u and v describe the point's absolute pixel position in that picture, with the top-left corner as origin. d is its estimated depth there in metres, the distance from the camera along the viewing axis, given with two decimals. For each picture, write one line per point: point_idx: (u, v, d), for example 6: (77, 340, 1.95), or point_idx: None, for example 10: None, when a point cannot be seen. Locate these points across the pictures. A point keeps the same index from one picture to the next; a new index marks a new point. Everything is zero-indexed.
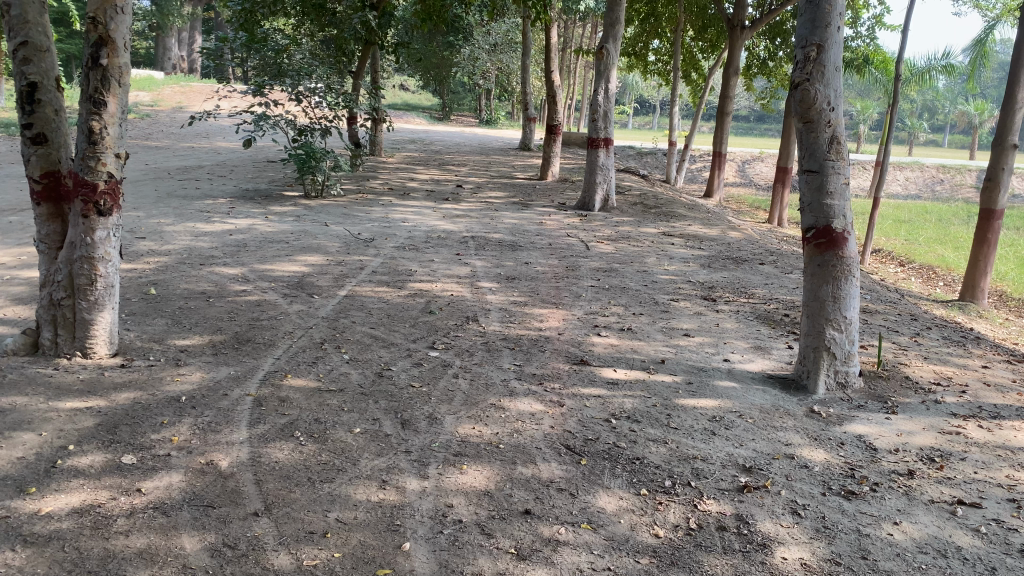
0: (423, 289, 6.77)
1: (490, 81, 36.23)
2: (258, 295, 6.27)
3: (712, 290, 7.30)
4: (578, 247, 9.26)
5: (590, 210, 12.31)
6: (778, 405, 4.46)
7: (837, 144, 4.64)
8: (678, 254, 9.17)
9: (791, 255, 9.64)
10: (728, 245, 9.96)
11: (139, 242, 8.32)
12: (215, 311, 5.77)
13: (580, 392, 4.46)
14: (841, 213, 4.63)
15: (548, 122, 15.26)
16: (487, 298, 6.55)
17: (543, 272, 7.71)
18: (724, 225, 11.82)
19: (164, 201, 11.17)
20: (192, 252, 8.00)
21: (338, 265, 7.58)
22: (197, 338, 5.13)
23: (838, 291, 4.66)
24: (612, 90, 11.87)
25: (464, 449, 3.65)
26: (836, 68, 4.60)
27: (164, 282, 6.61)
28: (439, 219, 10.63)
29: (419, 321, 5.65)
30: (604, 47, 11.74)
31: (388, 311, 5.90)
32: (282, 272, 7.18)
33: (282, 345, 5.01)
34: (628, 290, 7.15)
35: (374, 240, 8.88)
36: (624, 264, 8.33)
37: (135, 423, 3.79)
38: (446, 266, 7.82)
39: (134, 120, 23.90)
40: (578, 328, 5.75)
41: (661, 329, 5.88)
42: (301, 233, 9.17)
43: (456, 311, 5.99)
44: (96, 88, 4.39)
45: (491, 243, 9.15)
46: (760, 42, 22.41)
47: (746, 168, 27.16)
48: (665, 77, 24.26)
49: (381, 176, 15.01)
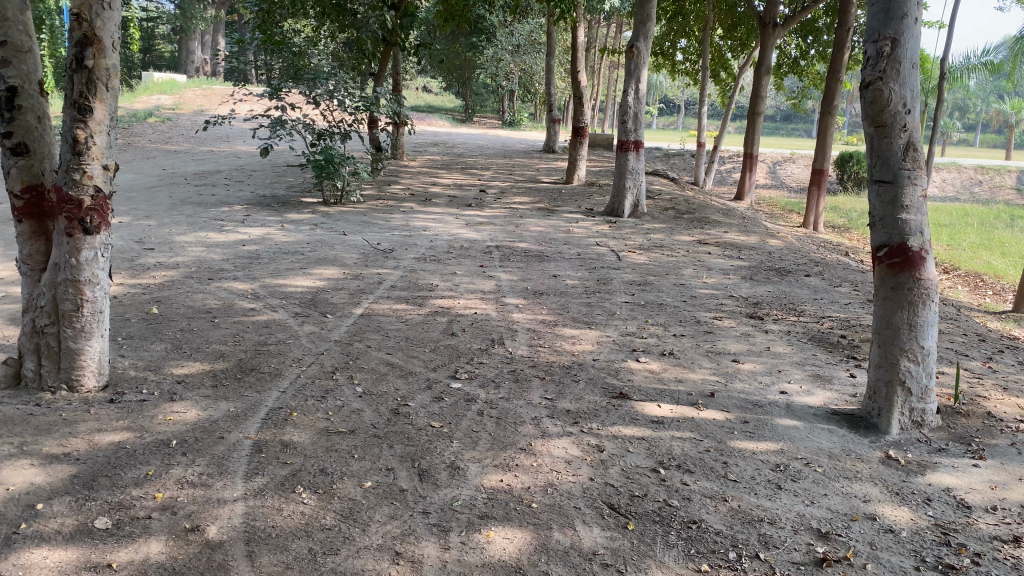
0: (444, 306, 6.28)
1: (514, 83, 35.74)
2: (267, 314, 5.80)
3: (757, 306, 6.75)
4: (608, 257, 8.74)
5: (620, 216, 11.77)
6: (848, 450, 3.91)
7: (913, 151, 4.08)
8: (717, 264, 8.62)
9: (835, 265, 9.07)
10: (768, 254, 9.39)
11: (147, 254, 7.92)
12: (219, 333, 5.29)
13: (621, 432, 3.94)
14: (918, 229, 4.08)
15: (574, 124, 14.74)
16: (514, 317, 6.04)
17: (573, 286, 7.20)
18: (761, 232, 11.25)
19: (178, 208, 10.79)
20: (202, 264, 7.57)
21: (355, 279, 7.11)
22: (197, 368, 4.64)
23: (914, 318, 4.11)
24: (642, 90, 11.35)
25: (491, 509, 3.15)
26: (914, 65, 4.05)
27: (168, 300, 6.17)
28: (462, 227, 10.15)
29: (440, 346, 5.14)
30: (634, 45, 11.22)
31: (407, 333, 5.40)
32: (295, 287, 6.71)
33: (288, 376, 4.52)
34: (666, 307, 6.62)
35: (393, 251, 8.42)
36: (660, 277, 7.80)
37: (117, 474, 3.32)
38: (469, 279, 7.33)
39: (155, 124, 23.72)
40: (614, 353, 5.22)
41: (706, 353, 5.33)
42: (318, 243, 8.73)
43: (481, 333, 5.48)
44: (81, 93, 3.93)
45: (517, 254, 8.65)
46: (792, 40, 21.77)
47: (777, 169, 26.48)
48: (693, 77, 23.65)
49: (403, 181, 14.59)
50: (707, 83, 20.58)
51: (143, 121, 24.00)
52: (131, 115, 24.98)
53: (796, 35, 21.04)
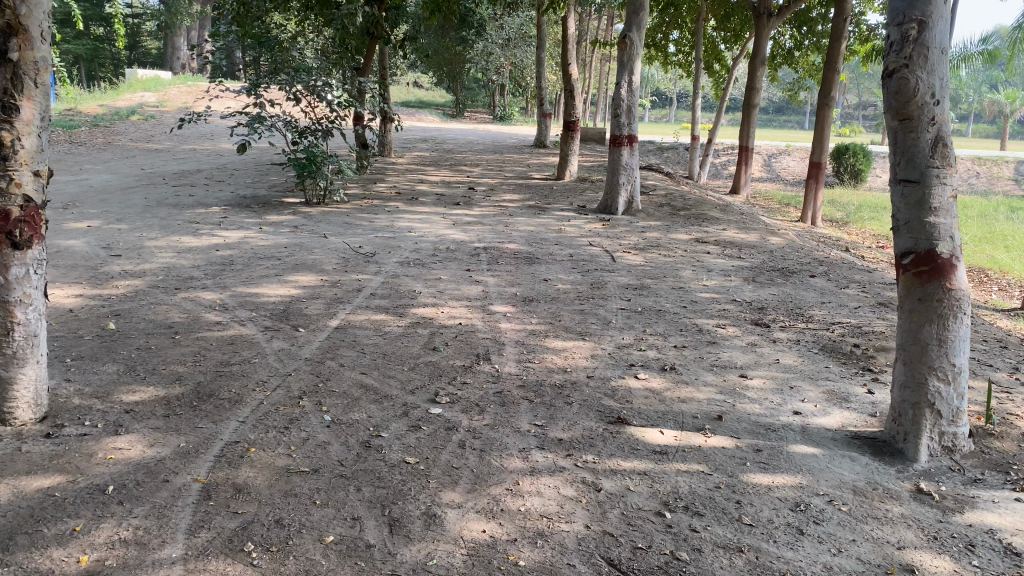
0: (427, 316, 5.84)
1: (505, 77, 35.24)
2: (233, 329, 5.35)
3: (762, 312, 6.33)
4: (602, 258, 8.31)
5: (614, 213, 11.34)
6: (874, 483, 3.49)
7: (943, 147, 3.65)
8: (716, 265, 8.19)
9: (840, 264, 8.65)
10: (769, 253, 8.97)
11: (113, 261, 7.45)
12: (178, 351, 4.83)
13: (619, 466, 3.51)
14: (947, 233, 3.65)
15: (565, 118, 14.32)
16: (501, 328, 5.60)
17: (565, 291, 6.77)
18: (762, 229, 10.83)
19: (152, 210, 10.32)
20: (170, 272, 7.11)
21: (332, 287, 6.65)
22: (149, 394, 4.19)
23: (945, 332, 3.69)
24: (635, 83, 10.92)
25: (471, 569, 2.71)
26: (944, 50, 3.62)
27: (128, 313, 5.70)
28: (449, 228, 9.71)
29: (421, 363, 4.70)
30: (627, 36, 10.76)
31: (384, 349, 4.95)
32: (267, 296, 6.26)
33: (250, 402, 4.08)
34: (664, 313, 6.19)
35: (375, 255, 7.98)
36: (657, 280, 7.38)
37: (40, 529, 2.87)
38: (454, 285, 6.89)
39: (137, 122, 23.19)
40: (610, 368, 4.78)
41: (710, 367, 4.89)
42: (296, 247, 8.27)
43: (465, 348, 5.03)
44: (6, 90, 3.47)
45: (506, 256, 8.20)
46: (786, 31, 21.37)
47: (772, 162, 26.08)
48: (686, 69, 23.20)
49: (389, 179, 14.13)
50: (701, 75, 20.12)
51: (125, 118, 23.49)
52: (113, 113, 24.47)
53: (791, 24, 20.64)
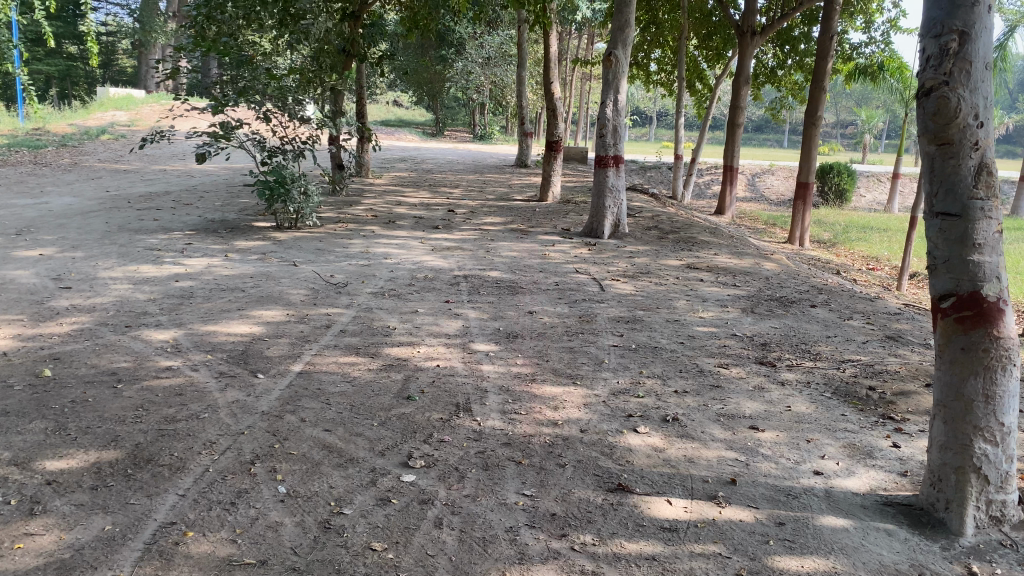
0: (402, 357, 5.32)
1: (485, 96, 34.85)
2: (183, 376, 4.79)
3: (766, 348, 5.87)
4: (590, 287, 7.83)
5: (600, 237, 10.88)
6: (919, 567, 3.02)
7: (986, 174, 3.19)
8: (711, 294, 7.73)
9: (840, 292, 8.22)
10: (765, 280, 8.52)
11: (61, 295, 6.87)
12: (118, 404, 4.27)
13: (624, 549, 3.01)
14: (994, 274, 3.18)
15: (548, 138, 13.91)
16: (484, 370, 5.09)
17: (553, 325, 6.28)
18: (754, 253, 10.40)
19: (111, 236, 9.74)
20: (123, 306, 6.54)
21: (299, 323, 6.12)
22: (77, 460, 3.62)
23: (991, 386, 3.21)
24: (621, 102, 10.51)
25: None
26: (986, 64, 3.16)
27: (69, 357, 5.13)
28: (428, 254, 9.20)
29: (393, 417, 4.18)
30: (612, 53, 10.36)
31: (352, 399, 4.42)
32: (226, 335, 5.71)
33: (194, 470, 3.53)
34: (660, 351, 5.70)
35: (348, 285, 7.46)
36: (650, 311, 6.91)
37: None
38: (432, 319, 6.37)
39: (108, 142, 22.59)
40: (606, 421, 4.28)
41: (716, 418, 4.41)
42: (263, 277, 7.72)
43: (443, 397, 4.51)
44: None
45: (488, 285, 7.70)
46: (768, 50, 21.15)
47: (756, 181, 25.81)
48: (668, 88, 22.93)
49: (366, 201, 13.62)
50: (683, 94, 19.79)
51: (95, 138, 22.88)
52: (83, 132, 23.94)
53: (773, 43, 20.41)
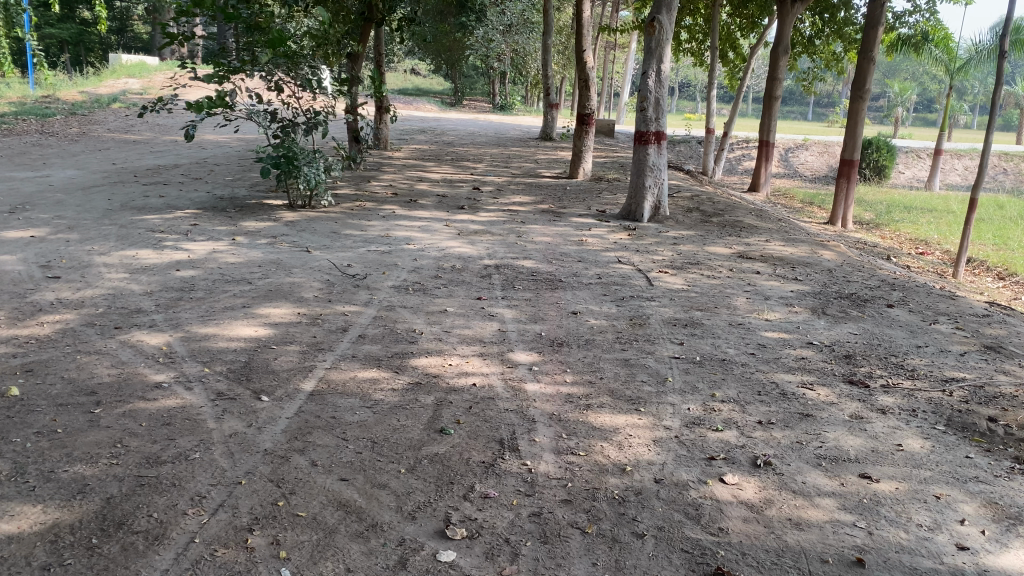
0: (431, 371, 4.54)
1: (505, 64, 33.74)
2: (175, 397, 4.04)
3: (851, 362, 5.07)
4: (636, 280, 7.03)
5: (639, 220, 10.01)
6: None
7: None
8: (773, 290, 6.89)
9: (915, 288, 7.35)
10: (829, 273, 7.66)
11: (48, 286, 6.14)
12: (92, 438, 3.51)
13: None
14: None
15: (579, 110, 13.01)
16: (529, 392, 4.30)
17: (602, 331, 5.48)
18: (809, 240, 9.53)
19: (111, 215, 9.02)
20: (116, 301, 5.80)
21: (312, 325, 5.35)
22: (30, 523, 2.87)
23: None
24: (664, 72, 9.61)
25: None
26: None
27: (44, 369, 4.38)
28: (454, 238, 8.41)
29: (424, 461, 3.41)
30: (656, 18, 9.46)
31: (374, 433, 3.67)
32: (227, 341, 4.94)
33: (175, 541, 2.78)
34: (730, 365, 4.89)
35: (366, 277, 6.68)
36: (709, 312, 6.11)
37: None
38: (463, 320, 5.59)
39: (119, 111, 21.84)
40: (684, 465, 3.51)
41: (817, 463, 3.63)
42: (272, 266, 6.94)
43: (482, 431, 3.73)
44: None
45: (523, 277, 6.90)
46: (806, 17, 20.05)
47: (789, 156, 24.77)
48: (699, 58, 21.87)
49: (386, 176, 12.84)
50: (716, 64, 18.72)
51: (106, 106, 22.18)
52: (94, 99, 23.26)
53: (812, 11, 19.26)
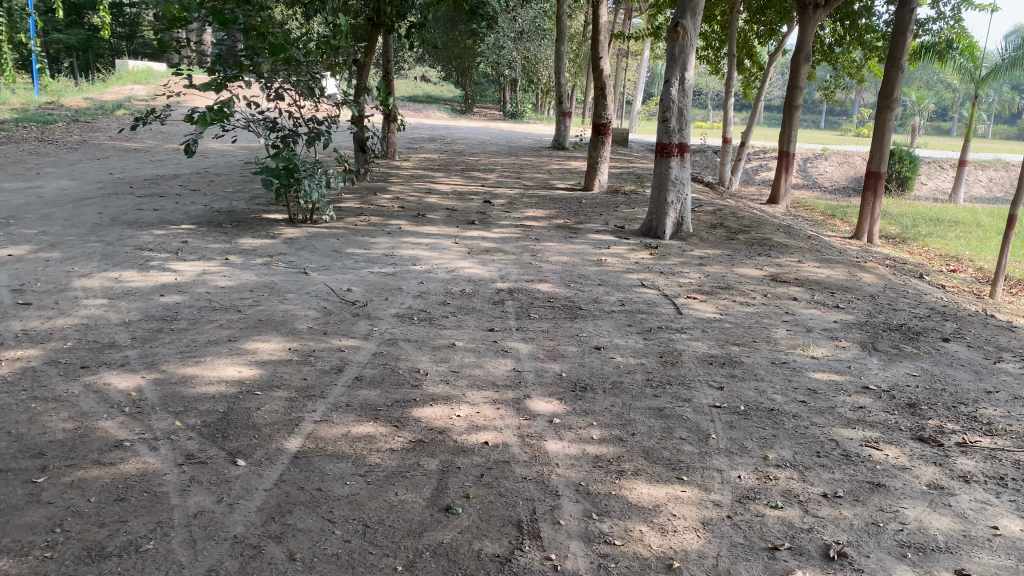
0: (436, 425, 3.92)
1: (517, 72, 33.20)
2: (135, 460, 3.43)
3: (918, 413, 4.43)
4: (663, 307, 6.42)
5: (661, 237, 9.39)
6: None
7: None
8: (815, 320, 6.27)
9: (968, 317, 6.71)
10: (872, 300, 7.02)
11: (18, 314, 5.57)
12: (25, 521, 2.91)
13: None
14: None
15: (595, 119, 12.41)
16: (551, 453, 3.67)
17: (630, 370, 4.86)
18: (844, 260, 8.90)
19: (99, 231, 8.47)
20: (88, 333, 5.21)
21: (303, 364, 4.75)
22: None
23: None
24: (688, 80, 9.02)
25: None
26: None
27: None
28: (465, 258, 7.81)
29: (425, 554, 2.80)
30: (680, 23, 8.88)
31: (366, 511, 3.06)
32: (206, 385, 4.34)
33: None
34: (779, 417, 4.26)
35: (367, 304, 6.09)
36: (749, 347, 5.49)
37: None
38: (474, 357, 4.99)
39: (123, 118, 21.38)
40: (743, 559, 2.89)
41: (903, 552, 3.00)
42: (265, 291, 6.35)
43: (497, 509, 3.13)
44: None
45: (540, 304, 6.30)
46: (826, 25, 19.42)
47: (807, 166, 24.08)
48: (715, 66, 21.22)
49: (392, 188, 12.26)
50: (733, 73, 18.08)
51: (110, 112, 21.83)
52: (99, 106, 22.86)
53: (832, 19, 18.61)
